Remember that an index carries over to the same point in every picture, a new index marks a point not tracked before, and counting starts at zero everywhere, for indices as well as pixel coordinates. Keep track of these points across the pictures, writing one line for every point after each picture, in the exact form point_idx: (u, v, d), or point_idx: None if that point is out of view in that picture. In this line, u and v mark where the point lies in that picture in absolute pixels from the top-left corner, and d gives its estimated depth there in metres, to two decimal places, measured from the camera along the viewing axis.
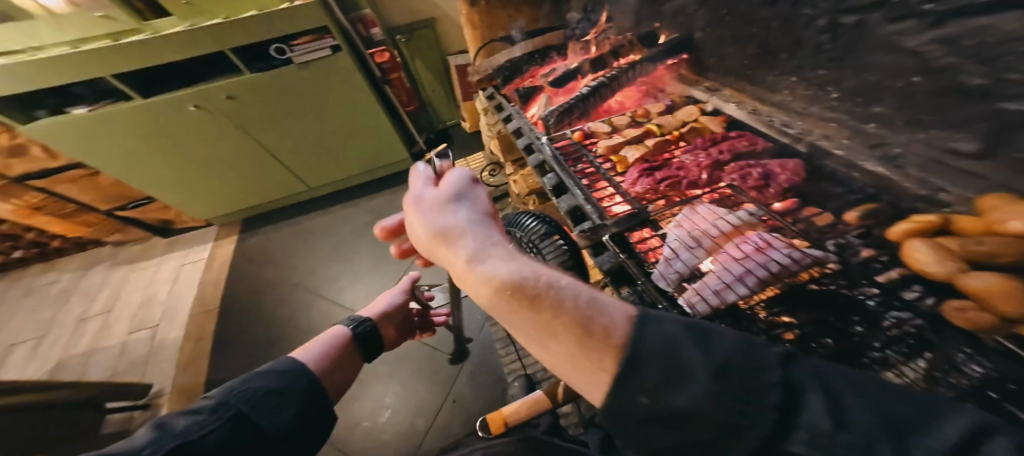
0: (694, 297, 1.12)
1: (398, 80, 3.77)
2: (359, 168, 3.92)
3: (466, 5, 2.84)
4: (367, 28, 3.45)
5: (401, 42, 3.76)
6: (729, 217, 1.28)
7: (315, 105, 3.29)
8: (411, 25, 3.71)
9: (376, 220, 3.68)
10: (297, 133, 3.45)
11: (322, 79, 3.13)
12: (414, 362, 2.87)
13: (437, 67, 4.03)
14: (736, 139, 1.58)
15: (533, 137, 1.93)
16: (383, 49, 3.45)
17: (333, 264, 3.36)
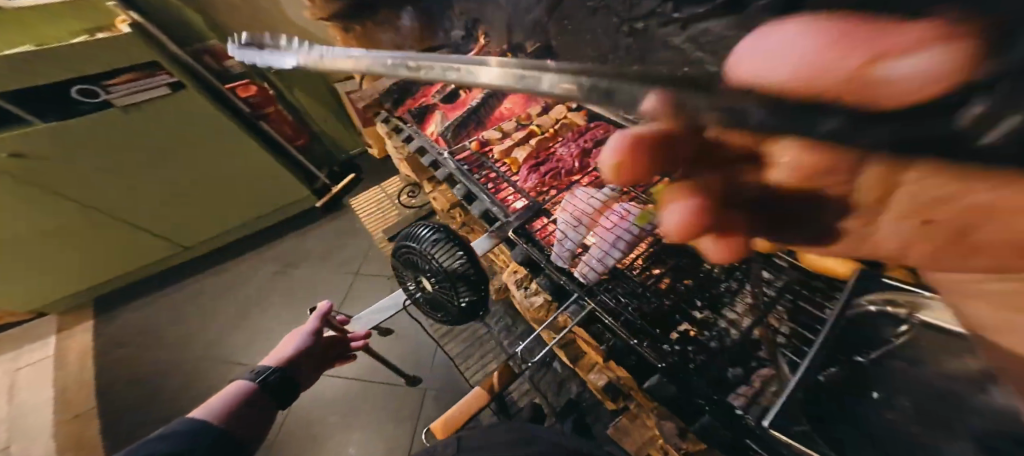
0: (585, 269, 1.50)
1: (276, 115, 3.42)
2: (251, 214, 3.43)
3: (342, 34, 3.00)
4: (218, 60, 3.02)
5: (267, 72, 3.38)
6: (599, 196, 1.70)
7: (167, 151, 2.80)
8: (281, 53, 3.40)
9: (286, 268, 3.28)
10: (159, 188, 2.92)
11: (166, 119, 2.68)
12: (370, 404, 2.70)
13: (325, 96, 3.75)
14: (596, 129, 2.03)
15: (436, 154, 2.03)
16: (247, 82, 3.13)
17: (244, 327, 2.95)
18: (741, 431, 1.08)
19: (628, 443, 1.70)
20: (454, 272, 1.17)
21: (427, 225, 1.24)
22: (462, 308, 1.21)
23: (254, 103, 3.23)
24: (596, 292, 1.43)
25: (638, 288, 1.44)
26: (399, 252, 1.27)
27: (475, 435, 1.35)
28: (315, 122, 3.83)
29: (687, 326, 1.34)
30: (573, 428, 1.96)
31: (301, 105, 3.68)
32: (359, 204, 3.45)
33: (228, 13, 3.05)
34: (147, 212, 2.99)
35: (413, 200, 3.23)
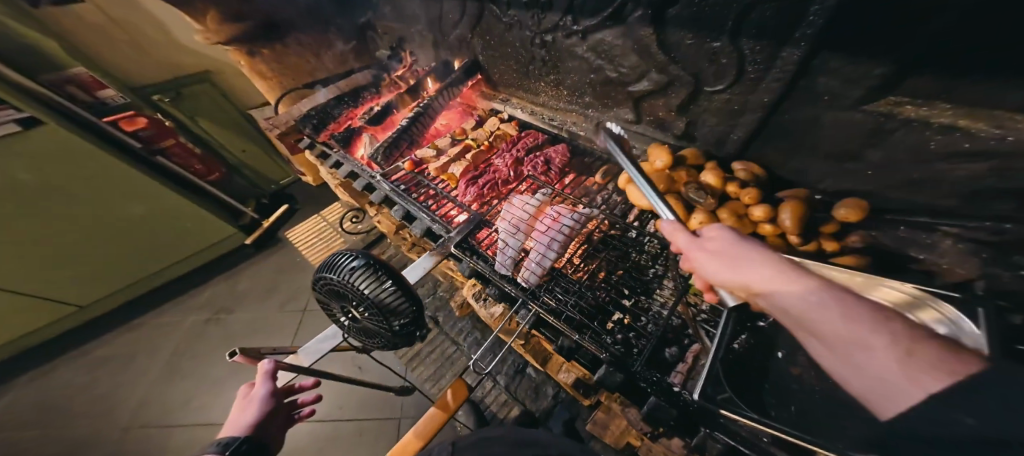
0: (526, 272, 1.48)
1: (176, 147, 2.98)
2: (169, 260, 3.15)
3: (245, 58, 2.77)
4: (90, 92, 2.55)
5: (160, 103, 2.95)
6: (532, 201, 1.70)
7: (52, 203, 2.42)
8: (176, 81, 3.03)
9: (220, 313, 3.07)
10: (51, 243, 2.54)
11: (41, 161, 2.28)
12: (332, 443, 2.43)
13: (237, 123, 3.45)
14: (526, 137, 2.08)
15: (369, 177, 1.98)
16: (132, 113, 2.72)
17: (176, 383, 2.68)
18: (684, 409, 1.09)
19: (608, 436, 1.71)
20: (380, 306, 0.95)
21: (348, 252, 1.02)
22: (396, 344, 1.02)
23: (145, 136, 2.78)
24: (538, 295, 1.44)
25: (574, 286, 1.47)
26: (319, 285, 1.03)
27: (471, 438, 1.20)
28: (232, 153, 3.51)
29: (620, 315, 1.38)
30: (563, 429, 2.09)
31: (212, 136, 3.33)
32: (298, 235, 3.51)
33: (91, 35, 2.68)
34: (31, 270, 2.57)
35: (358, 226, 3.33)
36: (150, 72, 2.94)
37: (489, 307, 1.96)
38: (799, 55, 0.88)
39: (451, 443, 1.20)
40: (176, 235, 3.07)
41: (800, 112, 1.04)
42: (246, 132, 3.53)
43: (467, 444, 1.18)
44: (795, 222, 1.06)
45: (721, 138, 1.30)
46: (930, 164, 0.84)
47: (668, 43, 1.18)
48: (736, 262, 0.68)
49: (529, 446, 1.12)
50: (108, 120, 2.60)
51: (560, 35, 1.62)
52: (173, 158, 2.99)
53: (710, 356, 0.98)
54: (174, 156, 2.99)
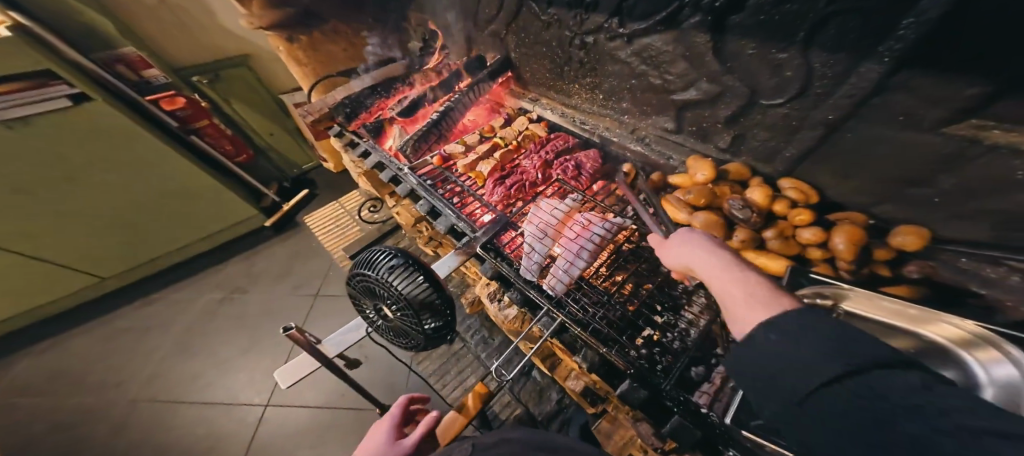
0: (553, 280, 1.46)
1: (211, 127, 3.02)
2: (190, 238, 3.17)
3: (282, 41, 2.68)
4: (135, 71, 2.57)
5: (200, 85, 3.00)
6: (561, 206, 1.68)
7: (82, 174, 2.44)
8: (215, 64, 3.06)
9: (234, 293, 3.10)
10: (74, 214, 2.56)
11: (77, 135, 2.29)
12: (317, 433, 2.26)
13: (268, 106, 3.46)
14: (556, 140, 2.05)
15: (396, 169, 1.96)
16: (172, 93, 2.72)
17: (186, 359, 2.70)
18: (709, 431, 1.07)
19: (611, 446, 1.67)
20: (420, 311, 0.93)
21: (385, 249, 1.00)
22: (428, 347, 1.00)
23: (183, 116, 2.81)
24: (564, 303, 1.42)
25: (599, 296, 1.45)
26: (354, 280, 1.01)
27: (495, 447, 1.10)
28: (261, 137, 3.54)
29: (650, 331, 1.34)
30: (580, 433, 2.03)
31: (240, 118, 3.36)
32: (314, 221, 3.53)
33: (140, 15, 2.64)
34: (52, 238, 2.58)
35: (375, 216, 3.35)
36: (190, 53, 2.94)
37: (504, 308, 1.93)
38: (880, 72, 0.84)
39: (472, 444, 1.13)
40: (201, 215, 3.09)
41: (863, 131, 0.99)
42: (272, 115, 3.53)
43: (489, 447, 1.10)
44: (849, 249, 1.01)
45: (772, 154, 1.26)
46: (1008, 195, 0.78)
47: (725, 52, 1.15)
48: (682, 244, 0.93)
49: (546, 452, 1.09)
50: (150, 98, 2.66)
51: (603, 37, 1.59)
52: (205, 138, 3.02)
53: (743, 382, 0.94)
54: (207, 137, 3.02)
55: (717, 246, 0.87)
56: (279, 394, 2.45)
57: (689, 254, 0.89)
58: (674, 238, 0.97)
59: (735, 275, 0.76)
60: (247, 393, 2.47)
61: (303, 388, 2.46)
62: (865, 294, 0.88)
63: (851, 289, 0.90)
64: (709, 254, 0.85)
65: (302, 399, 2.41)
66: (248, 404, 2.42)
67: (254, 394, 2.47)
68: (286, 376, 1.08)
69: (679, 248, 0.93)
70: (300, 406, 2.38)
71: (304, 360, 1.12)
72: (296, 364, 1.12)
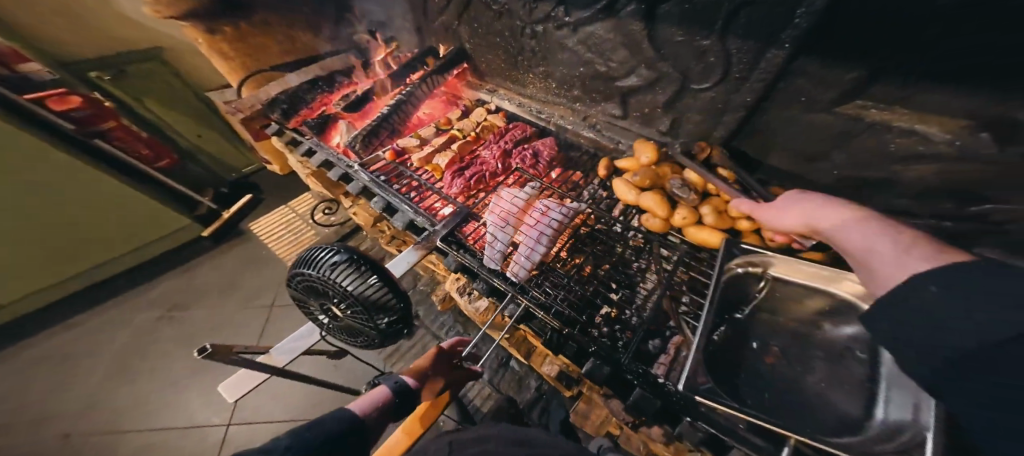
0: (516, 267, 1.48)
1: (121, 130, 2.70)
2: (114, 252, 2.86)
3: (199, 34, 2.39)
4: (7, 65, 2.16)
5: (100, 81, 2.59)
6: (521, 195, 1.70)
7: None
8: (120, 57, 2.66)
9: (174, 311, 2.83)
10: None
11: None
12: None
13: (195, 106, 3.13)
14: (514, 130, 2.05)
15: (345, 166, 1.87)
16: (62, 90, 2.36)
17: (124, 387, 2.45)
18: (667, 401, 1.14)
19: (588, 426, 1.84)
20: (371, 307, 0.91)
21: (326, 246, 0.96)
22: (384, 342, 0.98)
23: (81, 117, 2.44)
24: (527, 290, 1.44)
25: (560, 280, 1.49)
26: (295, 281, 0.97)
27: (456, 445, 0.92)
28: (187, 139, 3.18)
29: (608, 309, 1.41)
30: (560, 429, 1.99)
31: (162, 119, 2.99)
32: (264, 226, 3.29)
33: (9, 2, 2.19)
34: None
35: (331, 218, 3.18)
36: (84, 45, 2.51)
37: (473, 301, 1.93)
38: (783, 57, 0.92)
39: (448, 442, 1.14)
40: (129, 228, 2.83)
41: (777, 112, 1.09)
42: (203, 115, 3.21)
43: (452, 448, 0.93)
44: None
45: (704, 135, 1.36)
46: (892, 164, 0.93)
47: (658, 38, 1.20)
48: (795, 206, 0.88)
49: (520, 446, 1.09)
50: (28, 98, 2.20)
51: (551, 26, 1.60)
52: (115, 142, 2.68)
53: (691, 348, 1.00)
54: (118, 140, 2.69)
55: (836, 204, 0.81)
56: (242, 412, 2.30)
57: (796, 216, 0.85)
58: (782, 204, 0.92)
59: (869, 224, 0.69)
60: (205, 414, 2.31)
61: (265, 403, 2.32)
62: (785, 260, 1.07)
63: (774, 257, 1.09)
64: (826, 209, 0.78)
65: (267, 414, 2.27)
66: (207, 426, 2.26)
67: (213, 414, 2.31)
68: (230, 392, 1.00)
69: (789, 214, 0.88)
70: (265, 422, 2.25)
71: (248, 374, 1.05)
72: (239, 379, 1.04)
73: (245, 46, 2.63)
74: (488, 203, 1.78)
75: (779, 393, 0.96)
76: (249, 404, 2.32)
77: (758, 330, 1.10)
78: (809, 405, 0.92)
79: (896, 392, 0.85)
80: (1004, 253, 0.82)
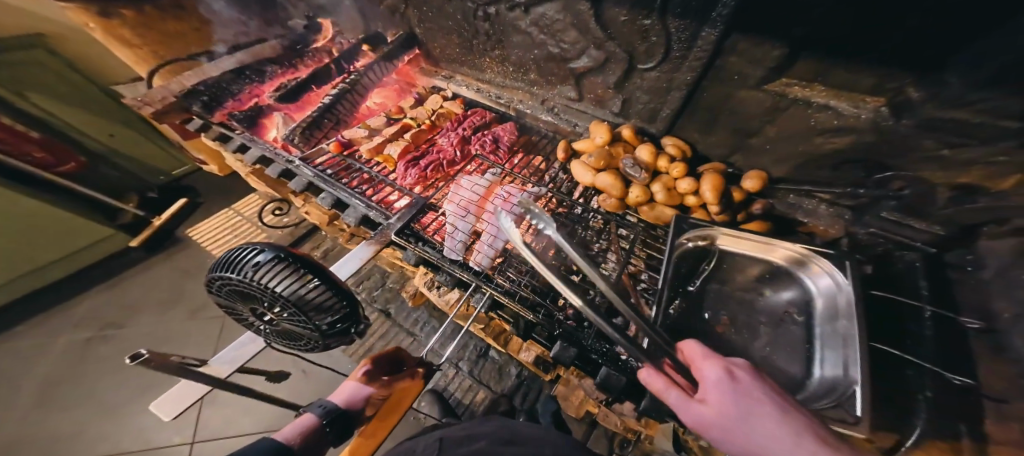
0: (478, 256, 1.47)
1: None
2: (24, 267, 2.55)
3: (100, 18, 2.09)
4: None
5: None
6: (480, 183, 1.67)
7: None
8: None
9: (108, 330, 2.57)
10: None
11: None
12: None
13: (102, 101, 2.72)
14: (473, 116, 2.01)
15: (284, 162, 1.74)
16: None
17: (57, 418, 2.22)
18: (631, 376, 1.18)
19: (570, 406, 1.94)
20: (308, 309, 0.85)
21: (250, 246, 0.89)
22: (330, 344, 0.93)
23: None
24: (491, 278, 1.43)
25: (523, 266, 1.49)
26: (217, 287, 0.88)
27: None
28: (95, 139, 2.76)
29: (571, 291, 1.42)
30: (553, 422, 2.00)
31: (55, 115, 2.54)
32: (208, 231, 3.05)
33: None
34: None
35: (283, 219, 2.99)
36: None
37: (441, 293, 1.90)
38: (716, 35, 0.93)
39: (439, 439, 1.15)
40: (39, 242, 2.52)
41: (714, 90, 1.12)
42: (112, 113, 2.79)
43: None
44: (714, 195, 1.18)
45: (652, 114, 1.37)
46: (814, 138, 1.01)
47: (604, 18, 1.19)
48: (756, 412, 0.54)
49: (511, 444, 1.08)
50: None
51: (503, 7, 1.55)
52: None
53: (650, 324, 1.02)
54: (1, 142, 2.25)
55: (788, 412, 0.55)
56: (203, 429, 2.15)
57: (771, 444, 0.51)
58: (729, 406, 0.55)
59: None
60: (162, 435, 2.14)
61: (228, 419, 2.17)
62: (730, 234, 1.16)
63: (722, 233, 1.16)
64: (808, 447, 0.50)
65: (232, 430, 2.13)
66: (167, 446, 2.11)
67: (172, 434, 2.15)
68: (164, 410, 0.93)
69: (762, 440, 0.51)
70: (231, 437, 2.11)
71: (190, 385, 1.00)
72: (178, 393, 0.98)
73: (156, 34, 2.37)
74: (448, 193, 1.74)
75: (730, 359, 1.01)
76: (210, 421, 2.17)
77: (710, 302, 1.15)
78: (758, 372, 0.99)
79: (828, 353, 0.95)
80: (904, 214, 0.95)
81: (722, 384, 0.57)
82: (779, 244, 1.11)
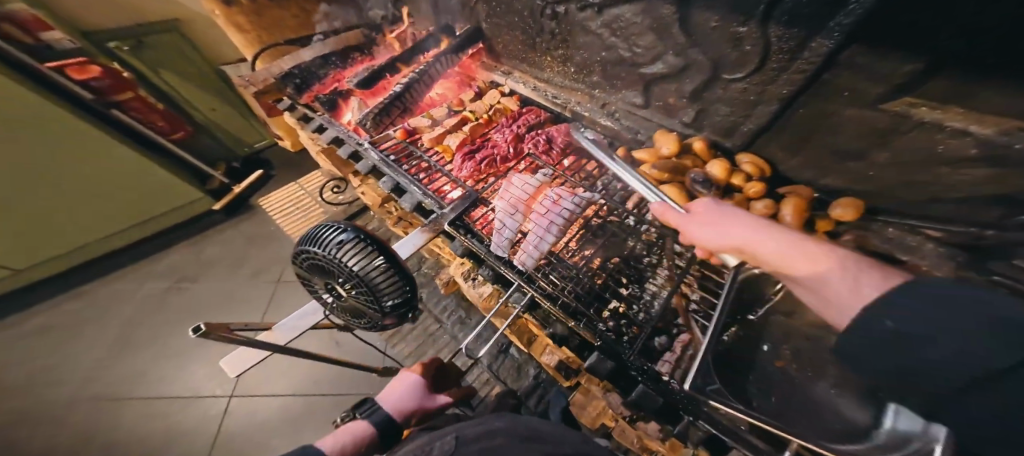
0: (523, 256, 1.45)
1: (136, 101, 2.74)
2: (127, 221, 2.98)
3: (219, 5, 2.38)
4: (30, 32, 2.27)
5: (121, 52, 2.70)
6: (532, 181, 1.65)
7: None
8: (141, 28, 2.73)
9: (182, 283, 2.89)
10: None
11: None
12: (277, 425, 2.20)
13: (214, 83, 3.25)
14: (528, 114, 2.01)
15: (355, 144, 1.86)
16: (82, 59, 2.44)
17: (136, 351, 2.56)
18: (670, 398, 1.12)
19: (585, 417, 1.80)
20: (374, 285, 0.91)
21: (334, 225, 0.97)
22: (388, 323, 0.99)
23: (98, 87, 2.52)
24: (535, 279, 1.42)
25: (569, 271, 1.46)
26: (302, 259, 0.98)
27: (473, 430, 0.90)
28: (202, 113, 3.29)
29: (617, 303, 1.39)
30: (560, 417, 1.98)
31: (179, 92, 3.11)
32: (273, 203, 3.35)
33: None
34: None
35: (339, 197, 3.20)
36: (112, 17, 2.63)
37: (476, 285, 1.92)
38: (829, 47, 0.85)
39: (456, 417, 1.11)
40: (142, 199, 2.94)
41: (816, 107, 1.03)
42: (219, 92, 3.31)
43: (470, 440, 0.87)
44: (796, 219, 1.10)
45: (730, 128, 1.30)
46: (932, 168, 0.90)
47: (690, 24, 1.13)
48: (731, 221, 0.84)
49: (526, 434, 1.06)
50: (53, 66, 2.34)
51: (573, 7, 1.53)
52: (131, 112, 2.76)
53: (700, 349, 0.98)
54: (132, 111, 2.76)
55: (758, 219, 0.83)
56: (244, 386, 2.35)
57: (735, 233, 0.81)
58: (710, 217, 0.88)
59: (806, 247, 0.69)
60: (208, 386, 2.37)
61: (269, 378, 2.37)
62: None
63: None
64: (761, 230, 0.78)
65: (271, 388, 2.32)
66: (210, 397, 2.33)
67: (216, 386, 2.37)
68: (232, 367, 1.02)
69: (727, 229, 0.83)
70: (270, 395, 2.30)
71: (250, 351, 1.06)
72: (239, 355, 1.05)
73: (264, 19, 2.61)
74: (498, 188, 1.75)
75: (783, 396, 0.96)
76: (252, 377, 2.37)
77: (771, 334, 1.10)
78: (815, 410, 0.91)
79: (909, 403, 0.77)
80: None
81: (711, 207, 0.90)
82: None
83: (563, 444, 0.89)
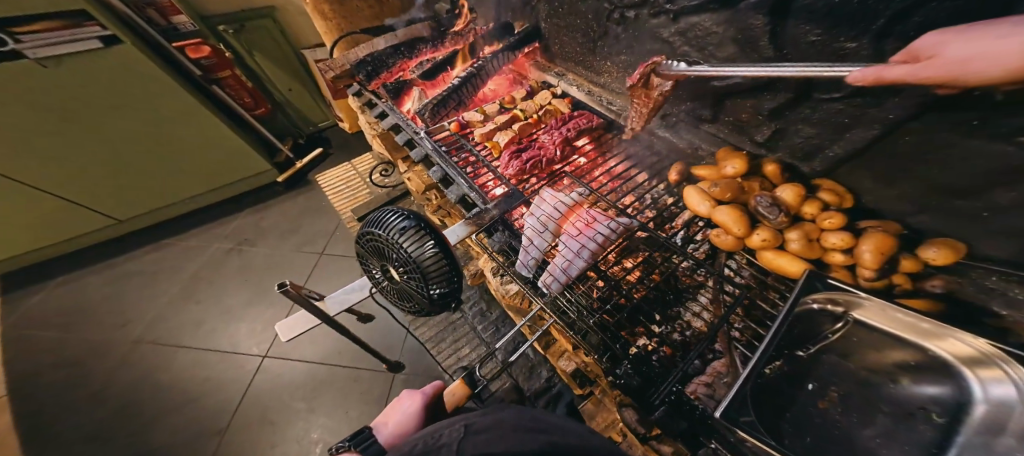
0: (549, 278, 1.40)
1: (232, 79, 3.20)
2: (205, 187, 3.41)
3: None
4: (165, 17, 2.74)
5: (225, 33, 3.17)
6: (565, 199, 1.61)
7: (119, 114, 2.69)
8: (241, 14, 3.18)
9: (242, 245, 3.18)
10: (115, 153, 2.86)
11: (97, 79, 2.48)
12: (305, 388, 2.35)
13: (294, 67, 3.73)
14: (579, 118, 1.94)
15: (411, 132, 1.97)
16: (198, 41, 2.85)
17: (198, 302, 2.84)
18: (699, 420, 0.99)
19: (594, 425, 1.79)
20: (424, 269, 0.96)
21: (397, 211, 1.02)
22: (432, 311, 1.03)
23: (208, 65, 2.98)
24: (562, 302, 1.37)
25: (594, 299, 1.40)
26: (364, 240, 1.05)
27: (484, 419, 0.87)
28: (279, 92, 3.78)
29: (646, 341, 1.30)
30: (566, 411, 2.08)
31: (265, 72, 3.58)
32: (326, 180, 3.62)
33: None
34: (91, 171, 2.86)
35: (385, 180, 3.39)
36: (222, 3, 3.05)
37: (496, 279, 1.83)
38: None
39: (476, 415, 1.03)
40: (220, 168, 3.36)
41: (931, 136, 0.94)
42: (295, 74, 3.77)
43: (483, 429, 0.84)
44: (874, 257, 1.03)
45: (811, 151, 1.26)
46: None
47: (784, 35, 1.08)
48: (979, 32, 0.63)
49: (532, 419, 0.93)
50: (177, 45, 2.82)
51: (645, 12, 1.49)
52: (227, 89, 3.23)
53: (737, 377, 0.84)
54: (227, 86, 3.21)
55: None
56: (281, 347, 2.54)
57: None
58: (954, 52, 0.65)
59: None
60: (251, 343, 2.58)
61: (303, 343, 2.56)
62: (879, 305, 0.83)
63: (866, 298, 0.84)
64: None
65: (306, 351, 2.51)
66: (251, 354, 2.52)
67: (258, 344, 2.57)
68: (286, 331, 1.10)
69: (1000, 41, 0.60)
70: (301, 359, 2.48)
71: (301, 318, 1.13)
72: (292, 322, 1.13)
73: (343, 8, 2.76)
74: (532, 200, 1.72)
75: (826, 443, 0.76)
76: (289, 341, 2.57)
77: (821, 373, 0.86)
78: None
79: None
80: None
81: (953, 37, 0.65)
82: (952, 334, 0.76)
83: (569, 435, 0.88)
